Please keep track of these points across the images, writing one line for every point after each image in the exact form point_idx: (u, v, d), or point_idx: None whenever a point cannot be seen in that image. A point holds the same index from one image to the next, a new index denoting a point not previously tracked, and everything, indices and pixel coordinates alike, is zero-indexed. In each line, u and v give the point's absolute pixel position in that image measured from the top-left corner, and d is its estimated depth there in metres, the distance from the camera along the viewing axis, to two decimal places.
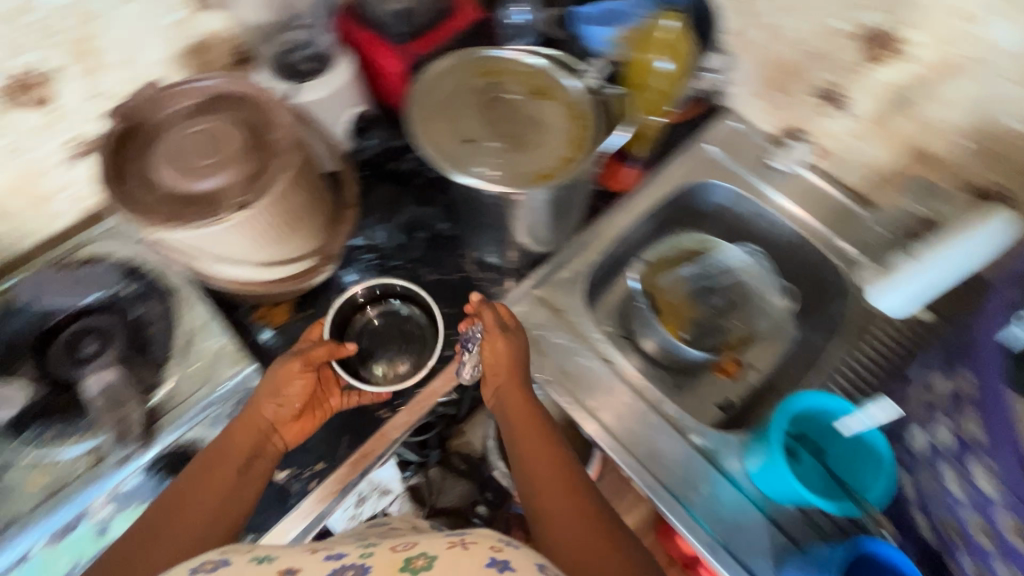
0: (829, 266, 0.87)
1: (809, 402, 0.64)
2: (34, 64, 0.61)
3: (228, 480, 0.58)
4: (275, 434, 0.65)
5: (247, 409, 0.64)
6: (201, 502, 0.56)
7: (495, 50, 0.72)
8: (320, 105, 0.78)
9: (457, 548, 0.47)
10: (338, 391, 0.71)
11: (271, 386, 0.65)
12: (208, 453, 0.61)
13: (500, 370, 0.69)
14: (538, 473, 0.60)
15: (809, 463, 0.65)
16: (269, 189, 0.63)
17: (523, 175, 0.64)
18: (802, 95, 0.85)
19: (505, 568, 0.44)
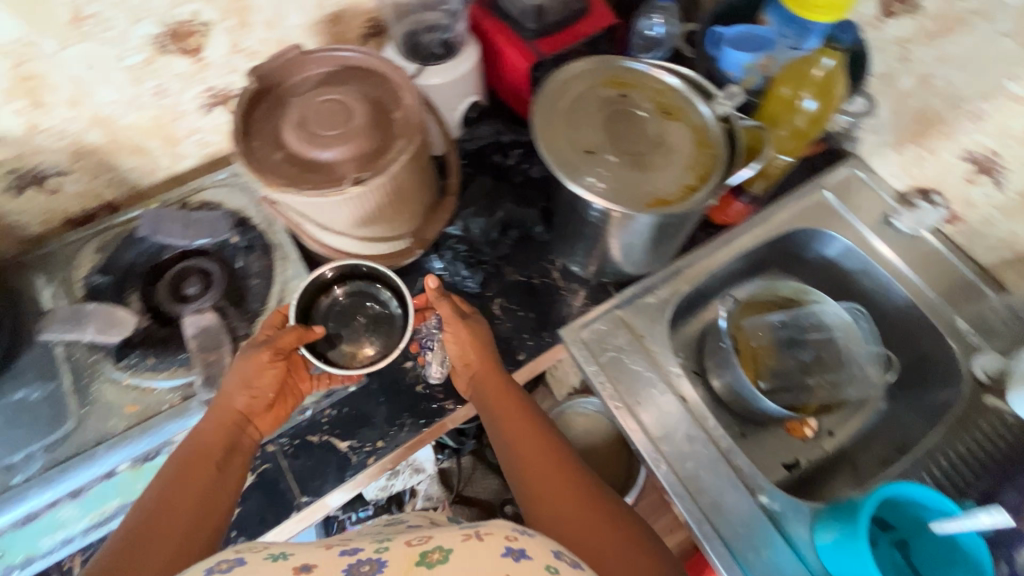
0: (940, 344, 0.79)
1: (901, 492, 0.57)
2: (193, 15, 0.64)
3: (211, 476, 0.56)
4: (249, 425, 0.63)
5: (219, 400, 0.62)
6: (185, 499, 0.53)
7: (630, 62, 0.70)
8: (440, 90, 0.78)
9: (471, 538, 0.45)
10: (307, 376, 0.70)
11: (241, 375, 0.62)
12: (181, 453, 0.58)
13: (474, 353, 0.70)
14: (538, 471, 0.59)
15: (887, 551, 0.60)
16: (385, 168, 0.63)
17: (638, 196, 0.63)
18: (946, 155, 0.77)
19: (521, 558, 0.42)
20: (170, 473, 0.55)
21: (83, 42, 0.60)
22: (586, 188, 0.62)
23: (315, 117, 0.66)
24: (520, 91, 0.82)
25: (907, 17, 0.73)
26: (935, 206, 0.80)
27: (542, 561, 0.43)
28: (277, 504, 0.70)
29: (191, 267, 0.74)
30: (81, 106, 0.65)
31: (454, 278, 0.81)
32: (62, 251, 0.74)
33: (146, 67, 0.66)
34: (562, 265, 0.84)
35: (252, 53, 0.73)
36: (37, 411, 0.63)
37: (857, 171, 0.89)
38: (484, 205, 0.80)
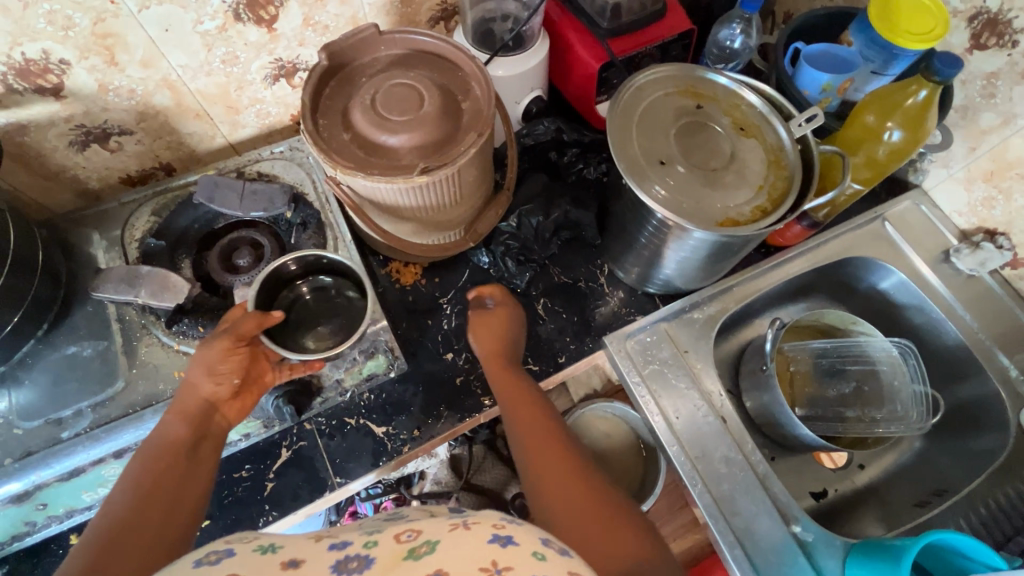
0: (987, 390, 0.77)
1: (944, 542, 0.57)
2: None
3: (177, 474, 0.54)
4: (217, 414, 0.60)
5: (182, 388, 0.60)
6: (153, 498, 0.51)
7: (709, 73, 0.68)
8: (507, 82, 0.76)
9: (459, 527, 0.41)
10: (269, 367, 0.65)
11: (203, 362, 0.59)
12: (145, 449, 0.56)
13: (490, 344, 0.70)
14: (541, 460, 0.57)
15: None
16: (452, 159, 0.62)
17: (707, 213, 0.61)
18: (1020, 198, 0.75)
19: (507, 544, 0.39)
20: (139, 466, 0.53)
21: (163, 4, 0.59)
22: (652, 197, 0.61)
23: (384, 100, 0.64)
24: (586, 90, 0.81)
25: (1001, 51, 0.70)
26: (1000, 250, 0.78)
27: (529, 548, 0.39)
28: (309, 482, 0.70)
29: (244, 238, 0.74)
30: (151, 67, 0.65)
31: (501, 274, 0.81)
32: (119, 210, 0.74)
33: (219, 33, 0.65)
34: (609, 270, 0.83)
35: (323, 28, 0.72)
36: (89, 367, 0.65)
37: (920, 205, 0.86)
38: (539, 203, 0.79)
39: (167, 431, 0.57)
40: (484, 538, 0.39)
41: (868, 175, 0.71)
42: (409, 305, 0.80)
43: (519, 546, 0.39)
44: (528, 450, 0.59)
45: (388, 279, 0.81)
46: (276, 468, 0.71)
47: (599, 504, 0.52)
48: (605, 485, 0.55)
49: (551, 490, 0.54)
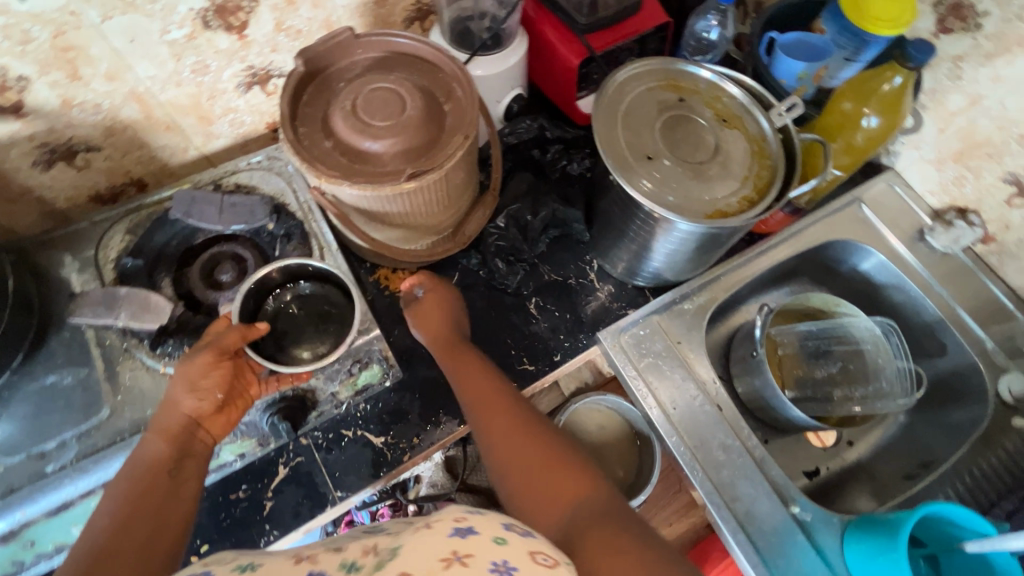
0: (965, 362, 0.80)
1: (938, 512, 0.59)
2: None
3: (157, 497, 0.52)
4: (199, 430, 0.59)
5: (162, 407, 0.58)
6: (132, 528, 0.49)
7: (688, 66, 0.68)
8: (487, 82, 0.76)
9: (422, 529, 0.41)
10: (255, 380, 0.64)
11: (185, 378, 0.58)
12: (127, 473, 0.54)
13: (440, 323, 0.71)
14: (495, 426, 0.59)
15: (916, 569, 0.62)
16: (440, 163, 0.61)
17: (695, 205, 0.62)
18: (988, 176, 0.78)
19: (468, 534, 0.39)
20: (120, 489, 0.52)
21: (127, 14, 0.56)
22: (640, 191, 0.61)
23: (365, 106, 0.63)
24: (567, 85, 0.80)
25: (967, 34, 0.72)
26: (972, 227, 0.80)
27: (490, 535, 0.40)
28: (309, 498, 0.69)
29: (225, 252, 0.72)
30: (117, 80, 0.62)
31: (492, 274, 0.81)
32: (91, 230, 0.71)
33: (187, 42, 0.62)
34: (597, 265, 0.83)
35: (296, 33, 0.69)
36: (70, 396, 0.62)
37: (894, 186, 0.88)
38: (527, 201, 0.82)
39: (145, 456, 0.55)
40: (443, 533, 0.39)
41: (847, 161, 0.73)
42: (400, 312, 0.79)
43: (479, 535, 0.39)
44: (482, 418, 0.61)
45: (376, 287, 0.80)
46: (273, 487, 0.70)
47: (546, 457, 0.54)
48: (553, 435, 0.57)
49: (505, 456, 0.56)
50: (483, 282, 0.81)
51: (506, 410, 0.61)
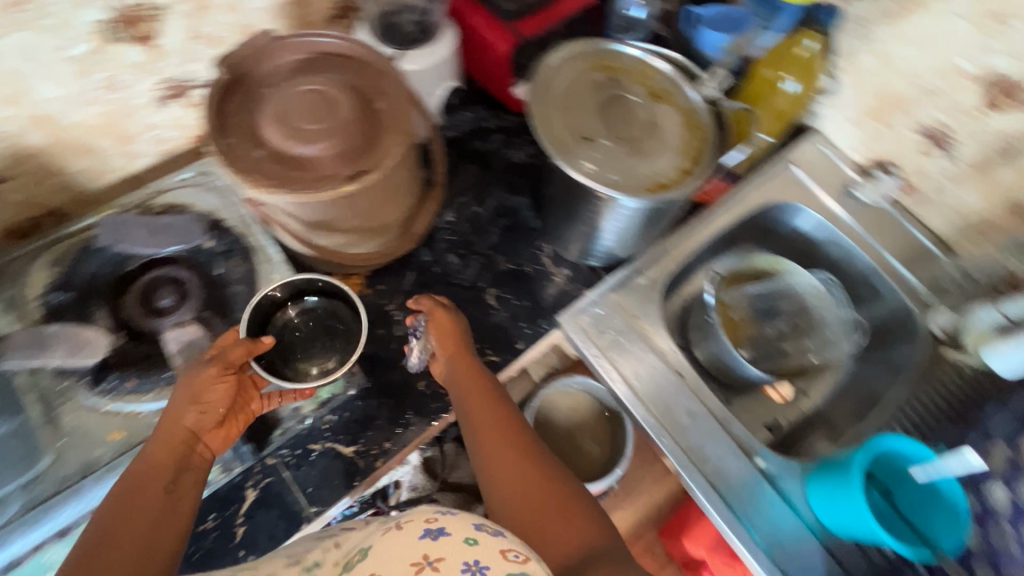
0: (899, 305, 0.86)
1: (890, 445, 0.63)
2: None
3: (148, 517, 0.48)
4: (199, 444, 0.57)
5: (164, 419, 0.56)
6: (119, 555, 0.45)
7: (615, 45, 0.69)
8: (420, 76, 0.74)
9: (393, 529, 0.45)
10: (257, 395, 0.63)
11: (187, 391, 0.57)
12: (122, 486, 0.51)
13: (450, 340, 0.67)
14: (497, 451, 0.58)
15: (874, 498, 0.65)
16: (380, 163, 0.61)
17: (636, 181, 0.63)
18: (903, 129, 0.83)
19: (438, 536, 0.43)
20: (111, 501, 0.49)
21: (21, 31, 0.52)
22: (583, 173, 0.62)
23: (296, 111, 0.62)
24: (500, 73, 0.80)
25: None
26: (892, 178, 0.86)
27: (461, 535, 0.43)
28: (283, 517, 0.68)
29: (162, 277, 0.69)
30: (19, 104, 0.58)
31: (446, 269, 0.80)
32: (8, 267, 0.66)
33: (93, 57, 0.58)
34: (550, 250, 0.83)
35: (214, 40, 0.66)
36: (6, 447, 0.58)
37: (820, 146, 0.93)
38: (474, 193, 0.83)
39: (141, 471, 0.52)
40: (414, 535, 0.43)
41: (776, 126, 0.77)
42: None
43: (449, 535, 0.43)
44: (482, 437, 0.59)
45: None
46: (244, 512, 0.68)
47: (549, 494, 0.54)
48: (557, 471, 0.57)
49: (508, 482, 0.55)
50: (437, 279, 0.80)
51: (511, 434, 0.59)
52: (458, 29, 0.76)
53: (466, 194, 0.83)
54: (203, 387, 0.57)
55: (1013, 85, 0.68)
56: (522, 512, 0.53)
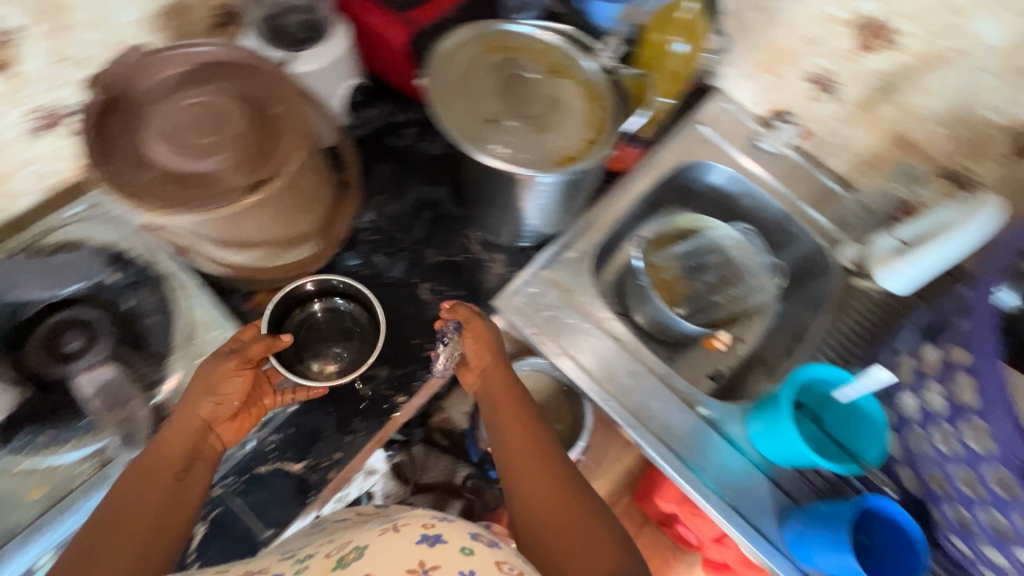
0: (812, 244, 0.91)
1: (815, 373, 0.68)
2: None
3: (155, 503, 0.51)
4: (210, 435, 0.58)
5: (179, 409, 0.57)
6: (128, 535, 0.48)
7: (508, 24, 0.70)
8: (317, 77, 0.72)
9: (389, 532, 0.47)
10: (270, 392, 0.64)
11: (202, 382, 0.57)
12: (136, 470, 0.53)
13: (484, 354, 0.66)
14: (524, 462, 0.58)
15: (807, 425, 0.69)
16: (283, 170, 0.59)
17: (547, 157, 0.64)
18: (793, 79, 0.87)
19: (436, 542, 0.44)
20: (125, 484, 0.52)
21: None
22: (493, 155, 0.62)
23: (187, 128, 0.59)
24: (400, 65, 0.79)
25: None
26: (790, 125, 0.91)
27: (457, 543, 0.45)
28: (239, 547, 0.66)
29: (68, 319, 0.64)
30: None
31: (375, 270, 0.79)
32: None
33: None
34: (479, 238, 0.83)
35: (83, 61, 0.62)
36: None
37: (723, 104, 0.97)
38: (393, 190, 0.82)
39: (152, 457, 0.54)
40: (412, 539, 0.45)
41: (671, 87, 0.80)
42: None
43: (447, 542, 0.45)
44: (510, 446, 0.60)
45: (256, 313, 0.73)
46: (196, 548, 0.65)
47: (570, 510, 0.54)
48: (582, 491, 0.56)
49: (536, 490, 0.56)
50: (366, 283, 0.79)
51: (538, 446, 0.59)
52: (351, 25, 0.74)
53: (385, 191, 0.82)
54: (229, 380, 0.58)
55: (880, 26, 0.73)
56: (542, 526, 0.54)
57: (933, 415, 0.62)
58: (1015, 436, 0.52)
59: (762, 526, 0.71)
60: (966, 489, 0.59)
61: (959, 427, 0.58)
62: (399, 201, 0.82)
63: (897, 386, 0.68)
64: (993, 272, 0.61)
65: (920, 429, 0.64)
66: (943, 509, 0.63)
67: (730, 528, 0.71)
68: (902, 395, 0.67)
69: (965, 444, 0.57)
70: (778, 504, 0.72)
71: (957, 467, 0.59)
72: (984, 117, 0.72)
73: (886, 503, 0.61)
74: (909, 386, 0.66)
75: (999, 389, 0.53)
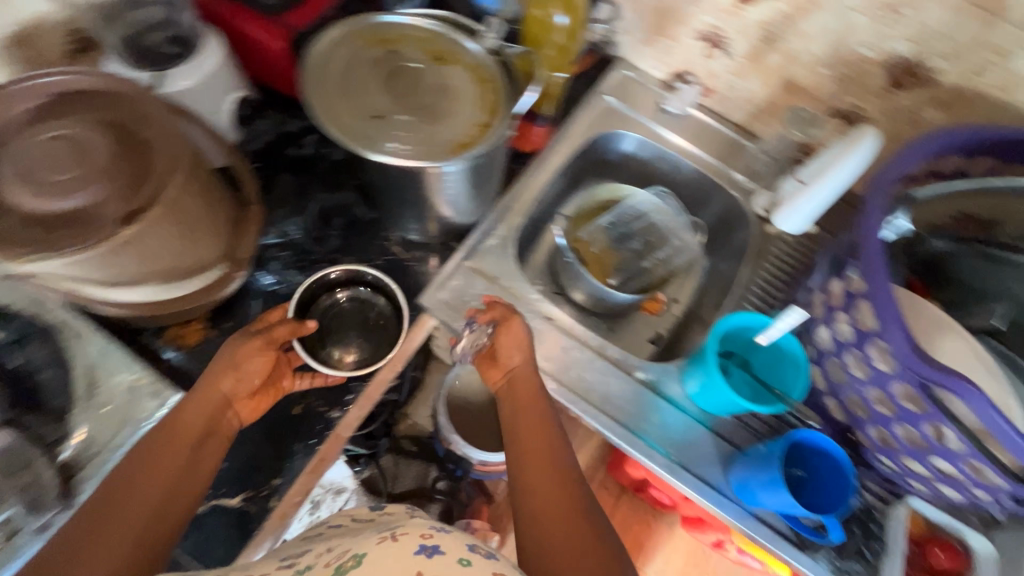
0: (727, 198, 0.94)
1: (734, 322, 0.71)
2: None
3: (180, 455, 0.54)
4: (229, 410, 0.62)
5: (199, 383, 0.60)
6: (156, 480, 0.51)
7: (386, 16, 0.68)
8: (192, 95, 0.69)
9: (387, 540, 0.47)
10: (291, 373, 0.68)
11: (228, 359, 0.62)
12: (157, 429, 0.56)
13: (514, 353, 0.68)
14: (535, 460, 0.59)
15: (738, 375, 0.71)
16: (160, 198, 0.55)
17: (441, 146, 0.63)
18: (686, 39, 0.88)
19: (433, 553, 0.45)
20: (150, 440, 0.54)
21: None
22: (385, 152, 0.60)
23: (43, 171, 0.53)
24: (281, 72, 0.76)
25: None
26: (690, 84, 0.91)
27: (456, 553, 0.45)
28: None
29: None
30: None
31: (293, 287, 0.77)
32: None
33: None
34: (397, 238, 0.82)
35: None
36: None
37: (626, 72, 0.98)
38: (296, 202, 0.79)
39: (180, 414, 0.57)
40: (408, 552, 0.45)
41: (561, 62, 0.79)
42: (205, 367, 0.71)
43: (444, 553, 0.45)
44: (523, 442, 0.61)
45: (164, 350, 0.71)
46: None
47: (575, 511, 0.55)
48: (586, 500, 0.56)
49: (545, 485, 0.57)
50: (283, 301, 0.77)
51: (553, 445, 0.60)
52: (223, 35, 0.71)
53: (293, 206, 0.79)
54: (254, 355, 0.63)
55: None
56: (541, 523, 0.54)
57: (844, 344, 0.64)
58: (909, 348, 0.54)
59: (708, 477, 0.73)
60: (881, 408, 0.62)
61: (867, 349, 0.61)
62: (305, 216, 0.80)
63: (812, 320, 0.70)
64: (877, 197, 0.62)
65: (835, 359, 0.67)
66: (866, 432, 0.66)
67: (679, 484, 0.72)
68: (818, 328, 0.69)
69: (872, 366, 0.60)
70: (721, 453, 0.74)
71: (870, 388, 0.62)
72: (861, 54, 0.75)
73: (811, 434, 0.64)
74: (822, 319, 0.68)
75: (892, 306, 0.55)
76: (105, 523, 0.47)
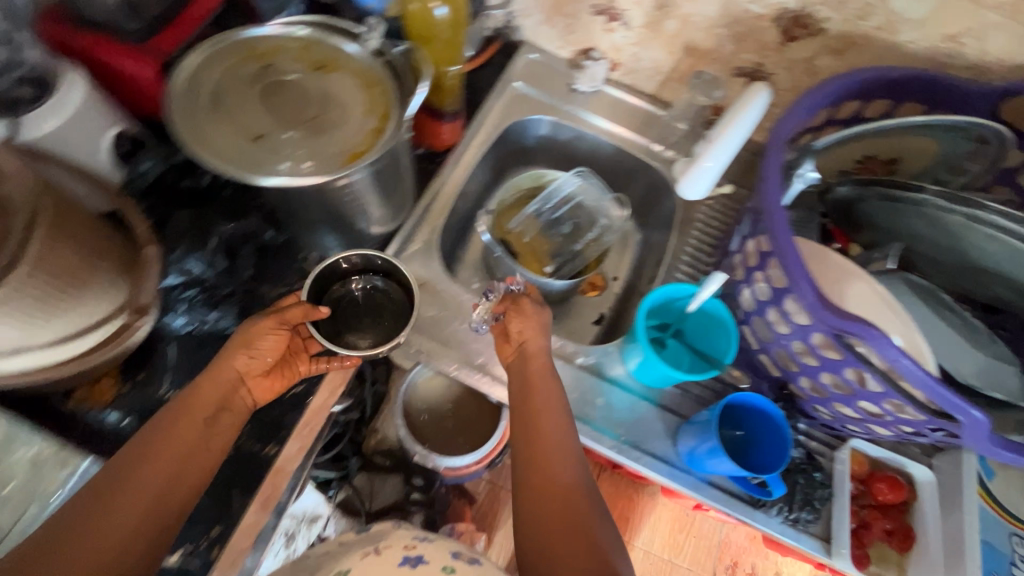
0: (649, 170, 0.94)
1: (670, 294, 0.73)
2: None
3: (184, 442, 0.57)
4: (243, 388, 0.65)
5: (212, 364, 0.63)
6: (161, 467, 0.55)
7: (254, 29, 0.65)
8: (59, 137, 0.63)
9: (370, 556, 0.63)
10: (306, 359, 0.70)
11: (243, 338, 0.65)
12: (172, 409, 0.59)
13: (526, 327, 0.70)
14: (542, 431, 0.63)
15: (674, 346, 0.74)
16: (26, 252, 0.51)
17: (335, 158, 0.59)
18: (584, 14, 0.86)
19: (418, 561, 0.61)
20: (156, 429, 0.57)
21: None
22: (277, 173, 0.57)
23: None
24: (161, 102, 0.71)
25: None
26: (596, 60, 0.90)
27: (439, 563, 0.61)
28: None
29: None
30: None
31: (207, 327, 0.72)
32: None
33: None
34: (315, 257, 0.78)
35: None
36: None
37: (532, 55, 0.96)
38: (194, 237, 0.74)
39: (188, 401, 0.60)
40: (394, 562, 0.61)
41: (449, 54, 0.76)
42: (120, 424, 0.66)
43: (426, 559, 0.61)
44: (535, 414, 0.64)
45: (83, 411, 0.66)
46: None
47: (576, 490, 0.59)
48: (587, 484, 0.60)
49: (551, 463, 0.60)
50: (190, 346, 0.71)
51: (561, 414, 0.64)
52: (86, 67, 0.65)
53: (199, 239, 0.75)
54: (272, 335, 0.66)
55: None
56: (541, 493, 0.58)
57: (764, 302, 0.65)
58: (818, 303, 0.55)
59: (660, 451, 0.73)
60: (807, 361, 0.63)
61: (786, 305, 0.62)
62: (209, 247, 0.74)
63: (735, 280, 0.71)
64: (777, 155, 0.62)
65: (758, 316, 0.68)
66: (798, 383, 0.68)
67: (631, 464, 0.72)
68: (742, 289, 0.70)
69: (791, 321, 0.62)
70: (669, 426, 0.74)
71: (793, 343, 0.64)
72: (750, 10, 0.74)
73: (746, 396, 0.69)
74: (743, 281, 0.70)
75: (797, 261, 0.57)
76: (107, 513, 0.51)
